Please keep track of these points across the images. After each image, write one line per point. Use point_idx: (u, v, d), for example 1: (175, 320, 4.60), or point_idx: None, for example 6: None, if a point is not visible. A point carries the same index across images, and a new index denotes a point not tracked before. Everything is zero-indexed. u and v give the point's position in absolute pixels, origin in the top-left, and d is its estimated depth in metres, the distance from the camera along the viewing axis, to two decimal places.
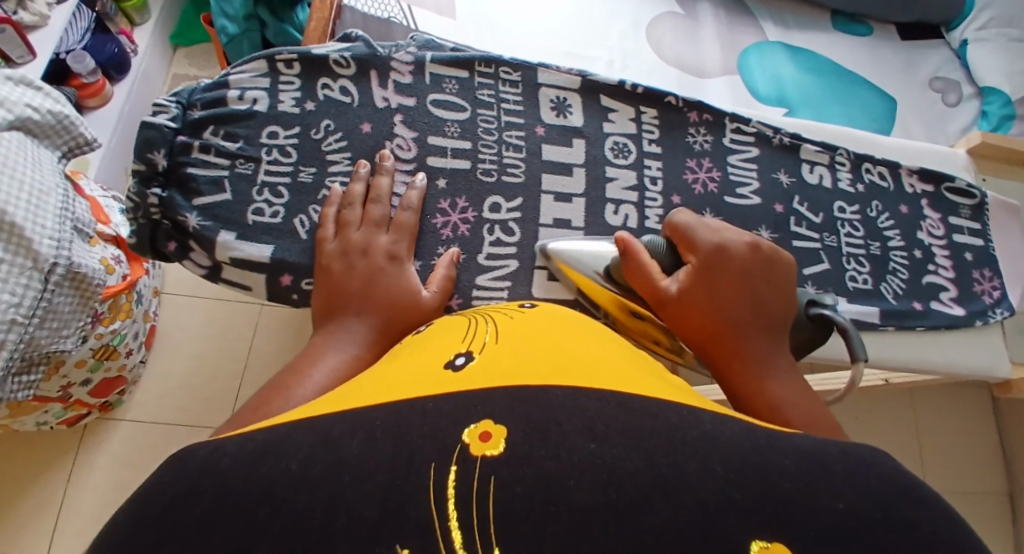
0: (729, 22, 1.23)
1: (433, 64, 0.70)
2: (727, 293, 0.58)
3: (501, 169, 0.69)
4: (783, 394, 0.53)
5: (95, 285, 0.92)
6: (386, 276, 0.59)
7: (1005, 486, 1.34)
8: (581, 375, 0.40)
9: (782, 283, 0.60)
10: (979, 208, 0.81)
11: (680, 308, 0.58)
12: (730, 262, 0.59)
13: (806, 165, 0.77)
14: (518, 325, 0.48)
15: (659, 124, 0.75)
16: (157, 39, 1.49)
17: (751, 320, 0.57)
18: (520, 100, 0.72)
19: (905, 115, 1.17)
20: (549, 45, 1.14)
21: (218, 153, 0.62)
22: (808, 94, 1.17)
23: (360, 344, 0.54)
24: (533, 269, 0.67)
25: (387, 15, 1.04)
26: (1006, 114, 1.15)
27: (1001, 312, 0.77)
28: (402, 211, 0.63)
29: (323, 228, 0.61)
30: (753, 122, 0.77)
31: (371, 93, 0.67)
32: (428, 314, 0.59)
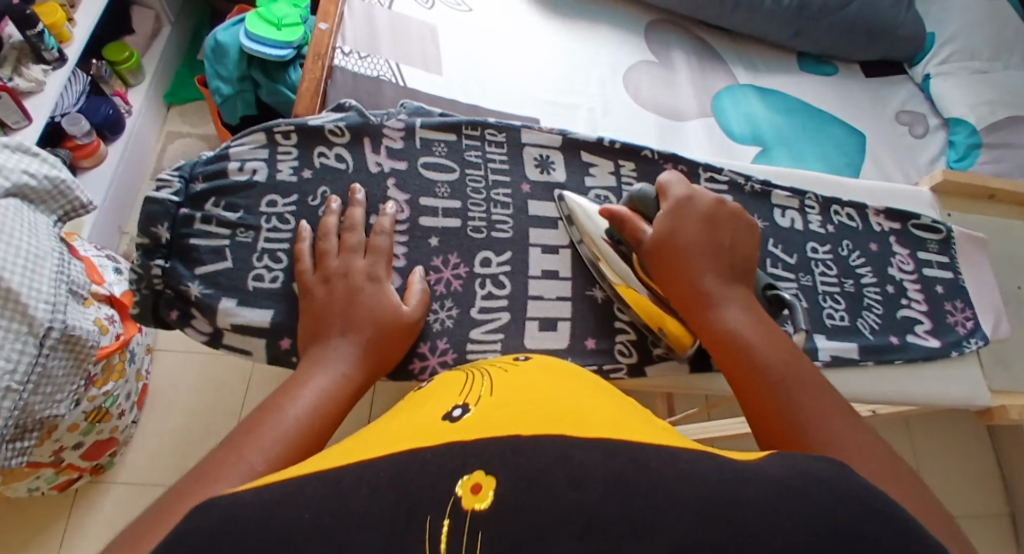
0: (701, 68, 1.29)
1: (422, 129, 0.73)
2: (693, 238, 0.64)
3: (491, 226, 0.72)
4: (740, 325, 0.59)
5: (89, 346, 0.94)
6: (367, 294, 0.61)
7: (1007, 507, 1.37)
8: (563, 422, 0.42)
9: (743, 234, 0.66)
10: (946, 241, 0.84)
11: (655, 255, 0.65)
12: (696, 212, 0.66)
13: (778, 209, 0.81)
14: (511, 379, 0.51)
15: (638, 175, 0.79)
16: (151, 99, 1.55)
17: (715, 263, 0.63)
18: (506, 159, 0.76)
19: (873, 149, 1.23)
20: (531, 94, 1.19)
21: (220, 223, 0.65)
22: (781, 133, 1.22)
23: (350, 363, 0.57)
24: (525, 320, 0.69)
25: (376, 74, 1.11)
26: (972, 143, 1.23)
27: (976, 342, 0.80)
28: (375, 236, 0.65)
29: (300, 261, 0.63)
30: (724, 170, 0.81)
31: (365, 159, 0.70)
32: (409, 326, 0.62)
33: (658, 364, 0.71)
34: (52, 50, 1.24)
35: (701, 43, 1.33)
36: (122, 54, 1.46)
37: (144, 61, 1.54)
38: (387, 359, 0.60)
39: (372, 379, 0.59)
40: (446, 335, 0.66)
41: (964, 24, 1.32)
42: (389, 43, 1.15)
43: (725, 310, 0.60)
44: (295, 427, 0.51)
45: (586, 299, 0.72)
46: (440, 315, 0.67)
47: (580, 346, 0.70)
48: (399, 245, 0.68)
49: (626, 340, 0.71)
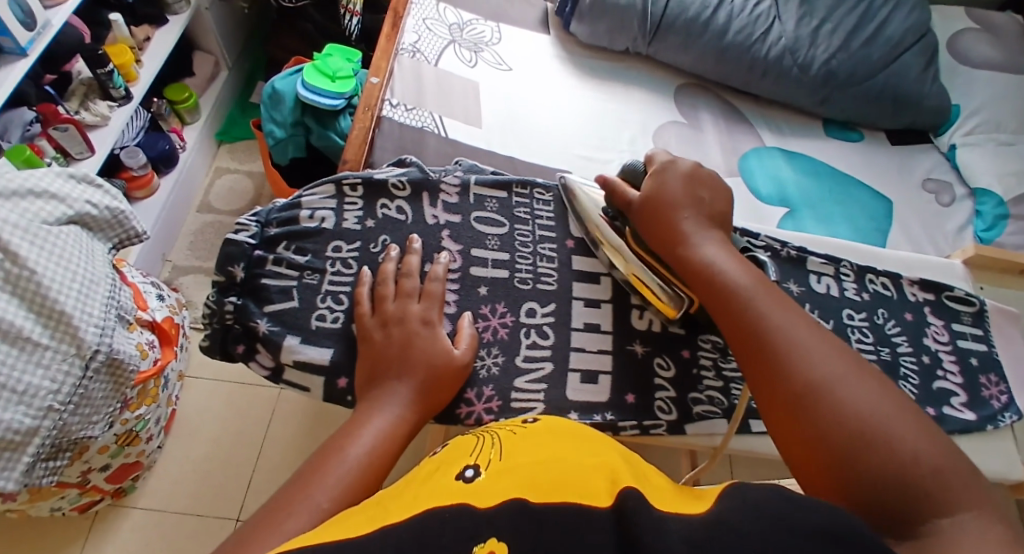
0: (728, 129, 1.33)
1: (476, 185, 0.78)
2: (676, 193, 0.72)
3: (536, 278, 0.75)
4: (721, 260, 0.66)
5: (128, 371, 0.96)
6: (421, 339, 0.64)
7: None
8: (578, 485, 0.46)
9: (719, 192, 0.74)
10: (980, 315, 0.85)
11: (644, 208, 0.72)
12: (677, 172, 0.73)
13: (814, 275, 0.84)
14: (522, 442, 0.54)
15: None
16: (205, 136, 1.62)
17: (695, 211, 0.71)
18: (552, 217, 0.80)
19: (902, 217, 1.25)
20: (567, 149, 1.24)
21: (289, 265, 0.69)
22: (809, 197, 1.25)
23: (405, 405, 0.61)
24: (567, 371, 0.72)
25: (421, 124, 1.18)
26: (999, 214, 1.25)
27: (1010, 416, 0.79)
28: (431, 282, 0.68)
29: (360, 304, 0.67)
30: (761, 235, 0.85)
31: (423, 212, 0.75)
32: (459, 370, 0.65)
33: (696, 422, 0.72)
34: (119, 88, 1.31)
35: (730, 107, 1.37)
36: (182, 94, 1.55)
37: (201, 100, 1.63)
38: (438, 403, 0.64)
39: (424, 419, 0.63)
40: (491, 382, 0.69)
41: (986, 101, 1.36)
42: (433, 97, 1.22)
43: (705, 248, 0.68)
44: (356, 470, 0.55)
45: (625, 354, 0.74)
46: (486, 362, 0.70)
47: (620, 401, 0.72)
48: (450, 293, 0.72)
49: (665, 397, 0.73)
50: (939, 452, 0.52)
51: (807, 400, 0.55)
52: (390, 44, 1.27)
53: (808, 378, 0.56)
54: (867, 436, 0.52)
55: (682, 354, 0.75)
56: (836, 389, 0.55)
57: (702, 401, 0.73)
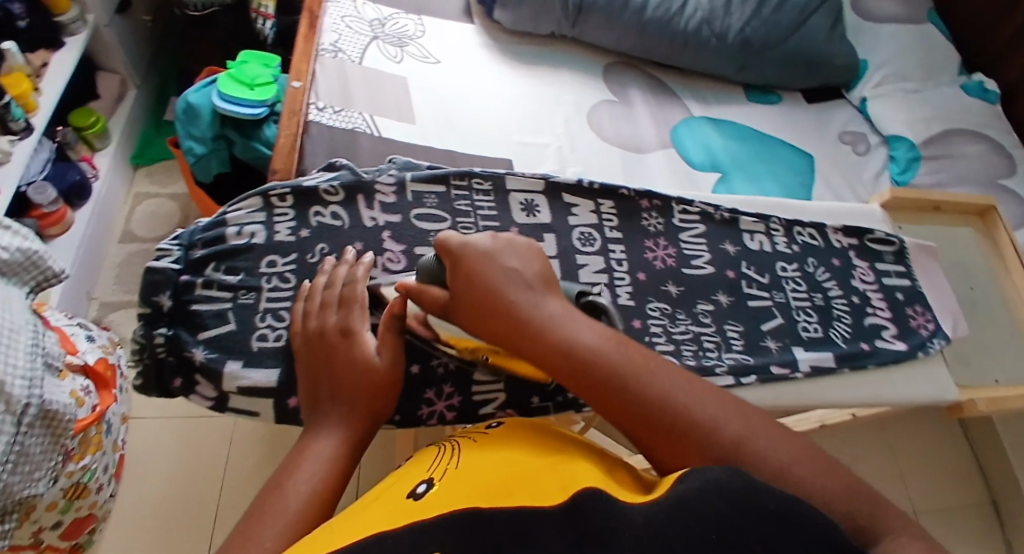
0: (657, 101, 1.37)
1: (413, 183, 0.78)
2: (489, 276, 0.60)
3: None
4: (584, 340, 0.56)
5: (66, 421, 0.92)
6: (344, 350, 0.62)
7: (987, 494, 1.45)
8: (527, 492, 0.48)
9: (530, 251, 0.63)
10: (900, 252, 0.90)
11: (470, 303, 0.60)
12: (475, 251, 0.61)
13: (746, 233, 0.87)
14: (479, 451, 0.56)
15: (617, 213, 0.84)
16: (117, 161, 1.57)
17: (523, 287, 0.59)
18: (493, 206, 0.80)
19: (824, 170, 1.31)
20: (502, 137, 1.25)
21: (220, 287, 0.68)
22: (737, 159, 1.30)
23: (343, 424, 0.59)
24: None
25: (351, 126, 1.18)
26: (912, 157, 1.32)
27: (939, 342, 0.84)
28: (349, 288, 0.66)
29: (294, 323, 0.66)
30: (695, 202, 0.87)
31: (360, 215, 0.75)
32: (393, 371, 0.63)
33: None
34: (18, 121, 1.25)
35: (657, 81, 1.40)
36: (88, 119, 1.48)
37: (110, 124, 1.57)
38: (381, 410, 0.62)
39: (371, 430, 0.61)
40: (451, 378, 0.69)
41: (891, 52, 1.43)
42: (363, 98, 1.22)
43: (564, 330, 0.56)
44: (302, 504, 0.53)
45: None
46: (443, 359, 0.69)
47: None
48: (397, 294, 0.72)
49: None
50: (850, 492, 0.51)
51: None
52: (310, 45, 1.26)
53: (712, 462, 0.51)
54: (791, 508, 0.49)
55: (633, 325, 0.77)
56: (744, 466, 0.50)
57: None
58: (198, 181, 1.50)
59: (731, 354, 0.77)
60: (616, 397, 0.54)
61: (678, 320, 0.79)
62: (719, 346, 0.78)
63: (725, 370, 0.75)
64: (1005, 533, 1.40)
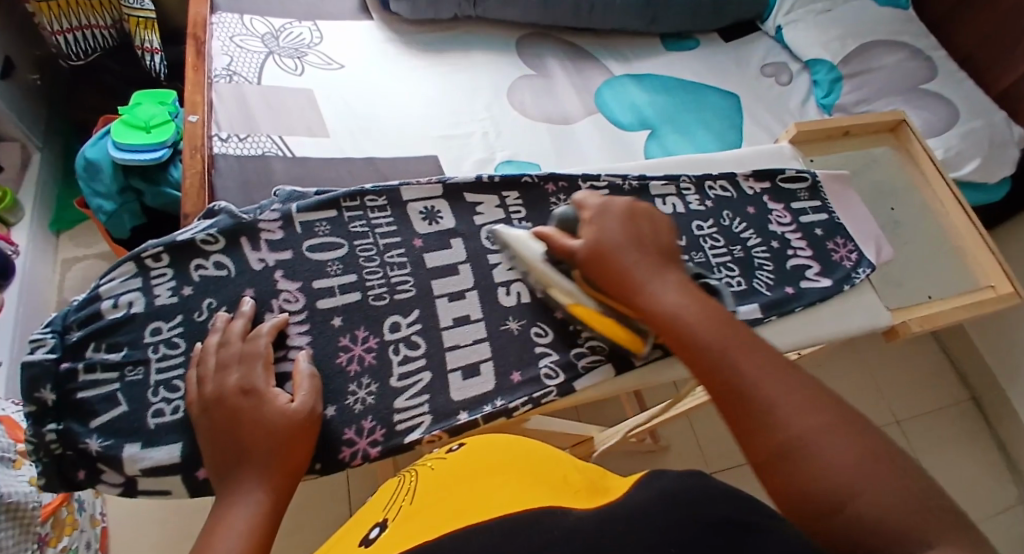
0: (576, 68, 1.52)
1: (300, 213, 0.76)
2: (616, 236, 0.69)
3: (392, 290, 0.74)
4: (670, 300, 0.64)
5: (30, 507, 0.93)
6: (250, 409, 0.62)
7: (968, 393, 1.56)
8: (477, 508, 0.53)
9: (659, 226, 0.73)
10: (814, 187, 0.89)
11: (586, 256, 0.69)
12: (611, 213, 0.71)
13: (658, 199, 0.85)
14: (432, 483, 0.62)
15: (524, 203, 0.82)
16: (37, 231, 1.53)
17: (635, 250, 0.68)
18: (392, 221, 0.77)
19: (749, 106, 1.50)
20: (421, 133, 1.34)
21: (105, 367, 0.67)
22: (664, 114, 1.46)
23: (258, 488, 0.59)
24: (447, 374, 0.71)
25: (260, 151, 1.22)
26: (833, 79, 1.48)
27: (864, 271, 0.83)
28: (249, 343, 0.66)
29: (189, 390, 0.65)
30: (602, 176, 0.85)
31: (246, 258, 0.74)
32: (305, 422, 0.64)
33: (584, 376, 0.73)
34: None
35: (573, 47, 1.56)
36: None
37: (19, 196, 1.52)
38: (297, 463, 0.62)
39: (293, 480, 0.62)
40: (369, 413, 0.68)
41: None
42: (267, 120, 1.26)
43: (658, 291, 0.65)
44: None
45: (501, 334, 0.74)
46: (359, 395, 0.69)
47: (506, 382, 0.72)
48: (302, 335, 0.70)
49: (550, 363, 0.73)
50: (915, 490, 0.47)
51: (775, 470, 0.52)
52: (200, 76, 1.27)
53: (770, 444, 0.53)
54: (834, 506, 0.48)
55: (557, 316, 0.75)
56: (801, 454, 0.51)
57: (586, 353, 0.74)
58: (117, 236, 1.48)
59: None
60: (703, 348, 0.60)
61: None
62: None
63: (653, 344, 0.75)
64: (990, 424, 1.52)
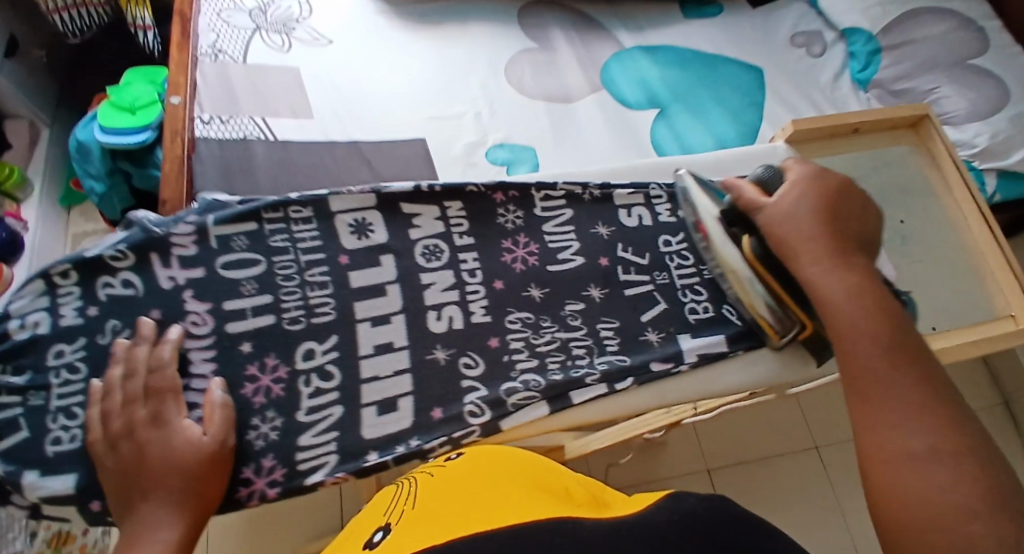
0: (584, 41, 1.36)
1: (216, 226, 0.71)
2: (806, 206, 0.66)
3: (309, 313, 0.69)
4: (833, 284, 0.62)
5: None
6: (154, 446, 0.59)
7: (999, 396, 1.46)
8: (506, 507, 0.46)
9: (865, 208, 0.69)
10: None
11: (768, 218, 0.67)
12: (828, 181, 0.68)
13: (623, 210, 0.77)
14: (437, 484, 0.56)
15: (467, 214, 0.75)
16: (48, 208, 1.54)
17: (827, 222, 0.65)
18: (317, 235, 0.72)
19: (773, 83, 1.31)
20: (410, 114, 1.21)
21: (6, 392, 0.64)
22: (676, 90, 1.30)
23: (168, 523, 0.57)
24: (360, 408, 0.67)
25: (243, 136, 1.11)
26: (871, 50, 1.31)
27: None
28: (153, 376, 0.63)
29: (92, 425, 0.61)
30: (559, 185, 0.77)
31: (155, 277, 0.69)
32: (215, 455, 0.61)
33: (514, 414, 0.67)
34: None
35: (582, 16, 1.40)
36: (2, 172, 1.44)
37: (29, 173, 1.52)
38: (207, 498, 0.60)
39: (199, 523, 0.59)
40: (270, 451, 0.64)
41: None
42: (251, 103, 1.15)
43: (831, 271, 0.62)
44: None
45: (425, 364, 0.69)
46: (261, 430, 0.65)
47: (425, 419, 0.67)
48: (206, 362, 0.66)
49: (477, 399, 0.68)
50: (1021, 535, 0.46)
51: (881, 465, 0.52)
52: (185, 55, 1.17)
53: (876, 443, 0.53)
54: (922, 527, 0.48)
55: (489, 345, 0.70)
56: (907, 465, 0.51)
57: (518, 390, 0.68)
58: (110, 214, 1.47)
59: (604, 359, 0.70)
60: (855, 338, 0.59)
61: (542, 329, 0.71)
62: (591, 350, 0.71)
63: (597, 380, 0.69)
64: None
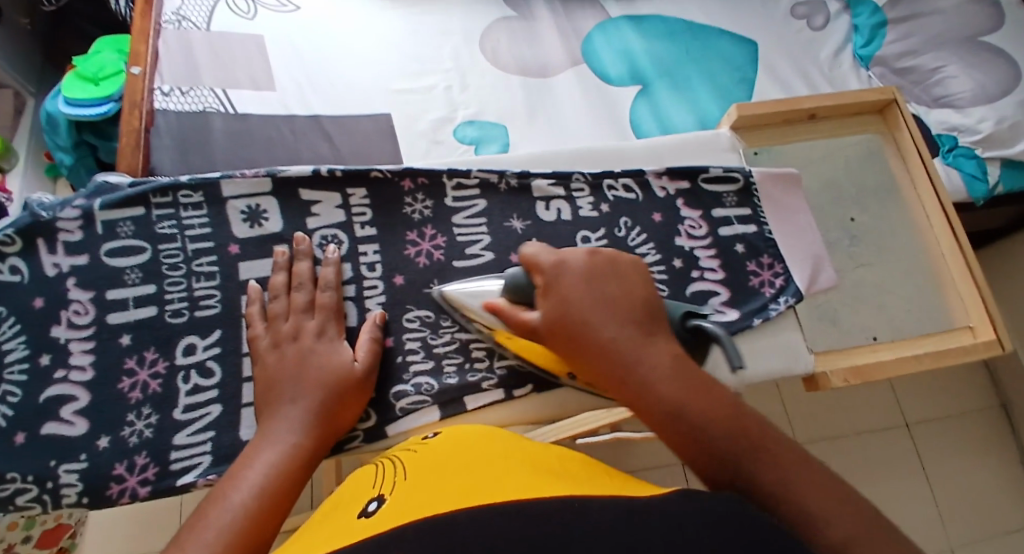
0: (566, 11, 1.24)
1: (102, 210, 0.65)
2: (583, 302, 0.54)
3: (193, 305, 0.64)
4: (660, 388, 0.49)
5: None
6: (316, 354, 0.59)
7: (997, 399, 1.40)
8: (538, 483, 0.43)
9: (632, 280, 0.56)
10: (746, 190, 0.71)
11: (553, 335, 0.54)
12: (572, 276, 0.56)
13: (541, 203, 0.70)
14: (425, 458, 0.52)
15: (371, 202, 0.69)
16: (33, 180, 1.45)
17: (611, 315, 0.53)
18: (206, 221, 0.66)
19: (768, 57, 1.19)
20: (376, 86, 1.13)
21: None
22: (662, 65, 1.19)
23: (298, 429, 0.55)
24: (241, 407, 0.62)
25: (202, 107, 1.01)
26: (876, 23, 1.18)
27: (786, 301, 0.67)
28: (323, 292, 0.63)
29: (252, 325, 0.62)
30: (472, 172, 0.70)
31: (40, 263, 0.64)
32: (363, 381, 0.60)
33: (401, 419, 0.62)
34: None
35: None
36: None
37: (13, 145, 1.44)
38: (342, 420, 0.58)
39: (326, 441, 0.57)
40: (143, 448, 0.60)
41: None
42: (209, 67, 1.05)
43: (644, 379, 0.50)
44: (241, 512, 0.49)
45: None
46: (136, 427, 0.61)
47: None
48: (85, 354, 0.62)
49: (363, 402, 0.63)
50: None
51: None
52: (145, 19, 1.04)
53: None
54: None
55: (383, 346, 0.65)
56: None
57: (407, 393, 0.63)
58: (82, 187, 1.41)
59: (502, 363, 0.65)
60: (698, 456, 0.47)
61: (441, 329, 0.66)
62: (491, 353, 0.65)
63: (492, 385, 0.64)
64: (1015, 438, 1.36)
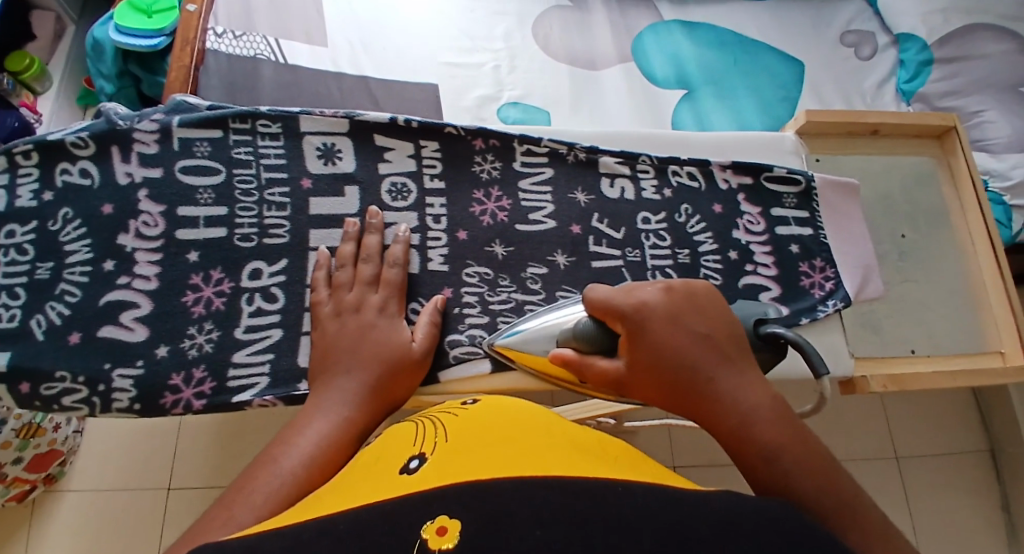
0: (621, 9, 1.26)
1: (180, 127, 0.66)
2: (680, 345, 0.53)
3: (262, 232, 0.66)
4: (766, 436, 0.49)
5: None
6: (378, 329, 0.60)
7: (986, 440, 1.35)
8: (611, 470, 0.43)
9: (716, 315, 0.56)
10: (807, 193, 0.74)
11: (642, 384, 0.54)
12: (658, 318, 0.54)
13: (606, 179, 0.72)
14: (475, 421, 0.51)
15: (442, 157, 0.70)
16: (66, 105, 1.44)
17: (707, 361, 0.53)
18: (281, 153, 0.68)
19: (815, 79, 1.21)
20: (428, 57, 1.14)
21: None
22: (709, 71, 1.21)
23: (351, 403, 0.56)
24: (299, 335, 0.64)
25: (253, 53, 1.02)
26: (923, 60, 1.20)
27: (835, 304, 0.70)
28: (389, 268, 0.64)
29: (316, 291, 0.63)
30: (543, 141, 0.72)
31: (113, 170, 0.65)
32: (418, 362, 0.61)
33: (453, 367, 0.64)
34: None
35: None
36: (23, 61, 1.34)
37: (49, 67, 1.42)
38: (392, 398, 0.59)
39: (375, 418, 0.57)
40: (202, 362, 0.62)
41: None
42: (266, 20, 1.07)
43: (751, 430, 0.49)
44: (291, 478, 0.48)
45: None
46: (195, 341, 0.63)
47: None
48: (150, 265, 0.64)
49: None
50: None
51: None
52: None
53: None
54: None
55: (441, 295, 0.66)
56: None
57: (461, 343, 0.65)
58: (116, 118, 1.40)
59: None
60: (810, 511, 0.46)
61: (499, 288, 0.67)
62: None
63: None
64: (1000, 481, 1.32)
